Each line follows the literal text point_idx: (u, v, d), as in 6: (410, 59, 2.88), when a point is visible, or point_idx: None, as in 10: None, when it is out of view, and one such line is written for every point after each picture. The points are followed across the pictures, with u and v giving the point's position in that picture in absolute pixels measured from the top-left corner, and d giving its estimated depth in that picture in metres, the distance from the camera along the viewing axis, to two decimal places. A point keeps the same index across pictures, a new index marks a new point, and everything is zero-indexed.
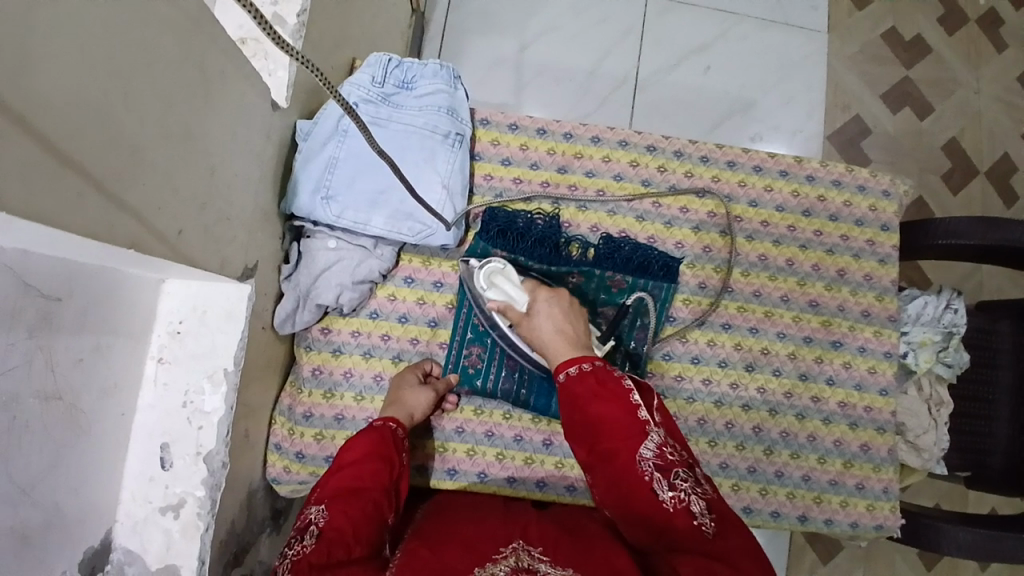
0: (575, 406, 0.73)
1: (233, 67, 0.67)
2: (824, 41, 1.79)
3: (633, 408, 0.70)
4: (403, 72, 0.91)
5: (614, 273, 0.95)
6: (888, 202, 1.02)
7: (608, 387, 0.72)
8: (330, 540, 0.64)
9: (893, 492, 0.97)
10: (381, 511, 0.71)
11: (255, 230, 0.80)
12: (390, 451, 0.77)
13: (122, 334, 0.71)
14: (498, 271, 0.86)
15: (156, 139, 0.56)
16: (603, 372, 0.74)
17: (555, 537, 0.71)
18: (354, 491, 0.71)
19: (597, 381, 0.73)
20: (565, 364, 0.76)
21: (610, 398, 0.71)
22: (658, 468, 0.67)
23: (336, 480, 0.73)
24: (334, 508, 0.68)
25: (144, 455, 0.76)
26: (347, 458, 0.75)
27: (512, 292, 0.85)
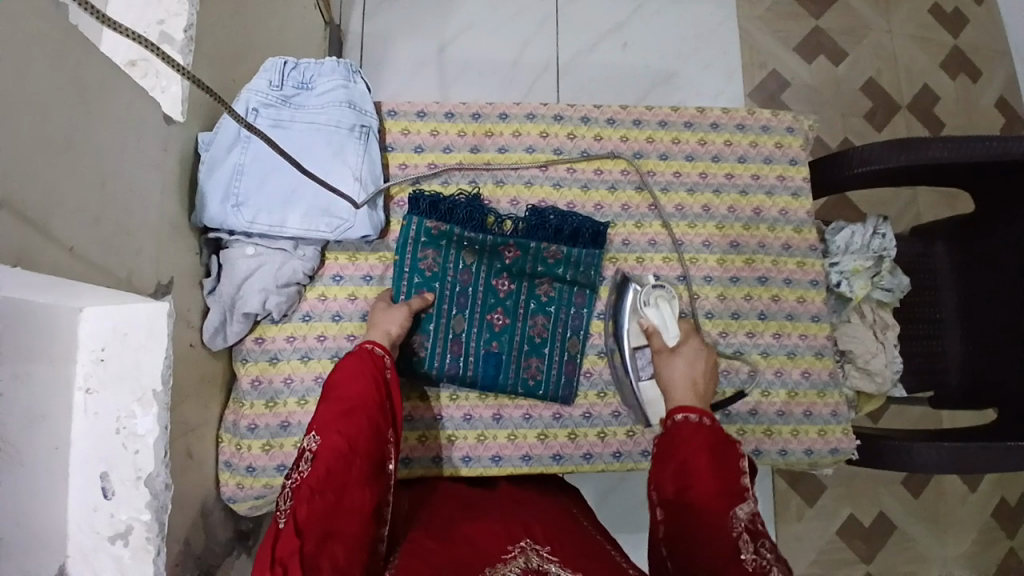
0: (677, 442, 0.78)
1: (112, 79, 0.67)
2: (732, 3, 1.85)
3: (738, 474, 0.73)
4: (300, 73, 0.91)
5: (550, 244, 0.97)
6: (793, 137, 1.05)
7: (721, 451, 0.75)
8: (328, 463, 0.70)
9: (841, 414, 1.00)
10: (375, 427, 0.75)
11: (166, 244, 0.80)
12: (372, 369, 0.80)
13: (39, 362, 0.70)
14: (666, 297, 0.94)
15: (33, 149, 0.56)
16: (718, 432, 0.78)
17: (560, 535, 0.75)
18: (347, 411, 0.75)
19: (707, 438, 0.77)
20: (684, 409, 0.81)
21: (710, 457, 0.74)
22: (748, 531, 0.67)
23: (328, 403, 0.76)
24: (327, 431, 0.73)
25: (85, 484, 0.75)
26: (339, 379, 0.78)
27: (670, 321, 0.92)
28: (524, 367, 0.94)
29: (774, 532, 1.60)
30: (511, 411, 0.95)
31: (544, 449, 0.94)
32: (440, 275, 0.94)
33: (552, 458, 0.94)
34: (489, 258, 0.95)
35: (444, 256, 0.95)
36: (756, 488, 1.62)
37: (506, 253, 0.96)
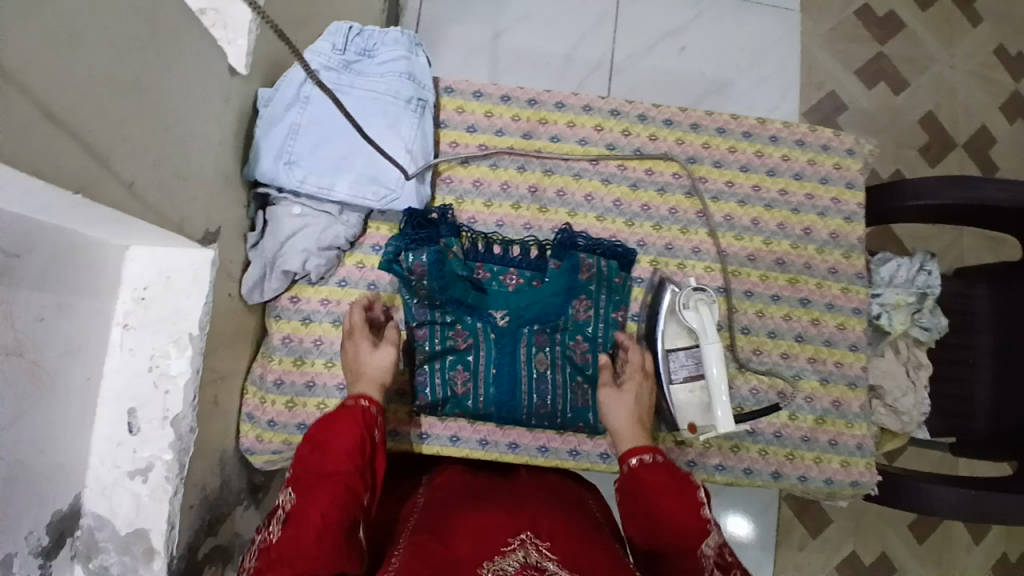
0: (643, 488, 0.74)
1: (186, 24, 0.67)
2: (797, 19, 1.81)
3: (696, 503, 0.71)
4: (364, 40, 0.91)
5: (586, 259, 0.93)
6: (852, 160, 1.03)
7: (677, 488, 0.73)
8: (293, 531, 0.65)
9: (867, 447, 0.98)
10: (352, 491, 0.70)
11: (218, 193, 0.80)
12: (362, 430, 0.74)
13: (85, 295, 0.72)
14: (706, 300, 0.89)
15: (105, 85, 0.56)
16: (674, 475, 0.74)
17: (563, 529, 0.72)
18: (324, 475, 0.70)
19: (661, 477, 0.74)
20: (635, 451, 0.78)
21: (679, 496, 0.72)
22: (719, 566, 0.67)
23: (306, 463, 0.72)
24: (303, 494, 0.68)
25: (112, 418, 0.77)
26: (314, 441, 0.73)
27: (709, 326, 0.87)
28: (572, 395, 0.91)
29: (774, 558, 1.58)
30: None
31: (561, 442, 0.93)
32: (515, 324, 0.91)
33: (569, 452, 0.94)
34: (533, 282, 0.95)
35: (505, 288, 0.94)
36: (761, 511, 1.59)
37: (578, 304, 0.92)
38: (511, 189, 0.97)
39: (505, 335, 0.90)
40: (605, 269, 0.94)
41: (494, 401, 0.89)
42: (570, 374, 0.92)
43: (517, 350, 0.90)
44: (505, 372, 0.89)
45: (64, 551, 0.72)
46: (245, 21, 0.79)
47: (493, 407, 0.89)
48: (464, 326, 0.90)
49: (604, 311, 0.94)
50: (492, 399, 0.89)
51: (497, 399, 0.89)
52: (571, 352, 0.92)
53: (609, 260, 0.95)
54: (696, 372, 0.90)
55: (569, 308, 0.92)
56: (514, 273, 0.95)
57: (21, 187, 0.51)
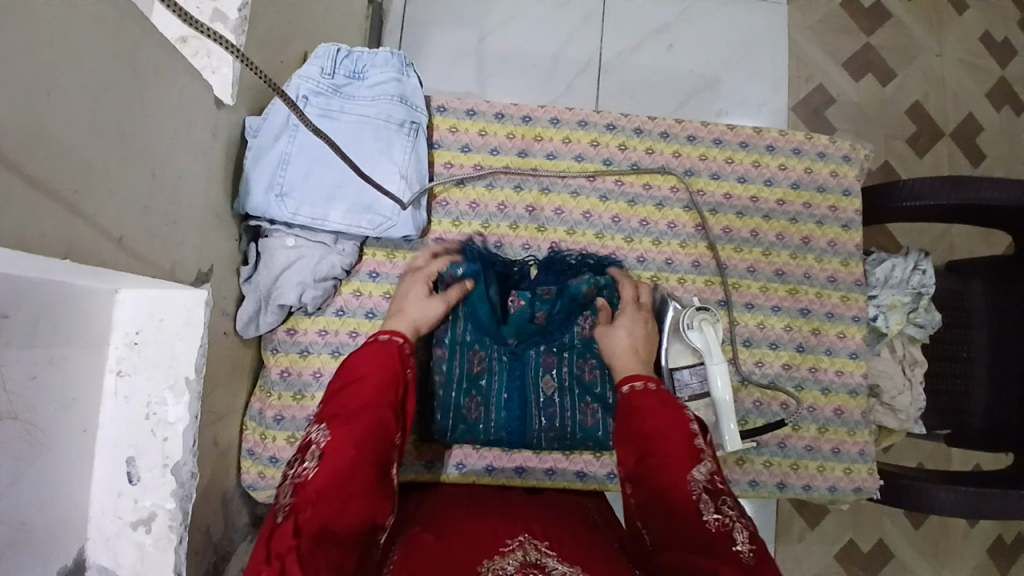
0: (633, 412, 0.75)
1: (168, 63, 0.65)
2: (784, 13, 1.79)
3: (688, 434, 0.71)
4: (353, 62, 0.89)
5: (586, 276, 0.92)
6: (848, 167, 1.02)
7: (673, 413, 0.73)
8: (333, 468, 0.62)
9: (870, 453, 0.98)
10: (386, 427, 0.69)
11: (208, 230, 0.78)
12: (396, 365, 0.75)
13: (77, 345, 0.69)
14: (710, 319, 0.88)
15: (88, 137, 0.53)
16: (669, 403, 0.74)
17: (559, 535, 0.73)
18: (358, 409, 0.68)
19: (657, 403, 0.74)
20: (633, 378, 0.79)
21: (669, 417, 0.72)
22: (707, 491, 0.65)
23: (338, 399, 0.70)
24: (340, 427, 0.66)
25: (111, 468, 0.74)
26: (351, 376, 0.72)
27: (713, 345, 0.87)
28: (581, 415, 0.89)
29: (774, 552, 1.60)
30: None
31: (568, 464, 0.93)
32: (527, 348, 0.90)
33: (577, 474, 0.93)
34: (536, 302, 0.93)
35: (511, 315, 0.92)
36: (761, 507, 1.61)
37: (582, 322, 0.91)
38: (507, 209, 0.96)
39: (517, 359, 0.89)
40: (601, 286, 0.91)
41: (503, 426, 0.88)
42: (579, 394, 0.90)
43: (527, 372, 0.89)
44: (516, 396, 0.88)
45: None
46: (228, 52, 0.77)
47: (504, 433, 0.88)
48: (482, 348, 0.89)
49: None
50: (503, 423, 0.88)
51: (508, 423, 0.88)
52: (578, 370, 0.90)
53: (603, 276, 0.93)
54: (701, 390, 0.89)
55: (573, 326, 0.91)
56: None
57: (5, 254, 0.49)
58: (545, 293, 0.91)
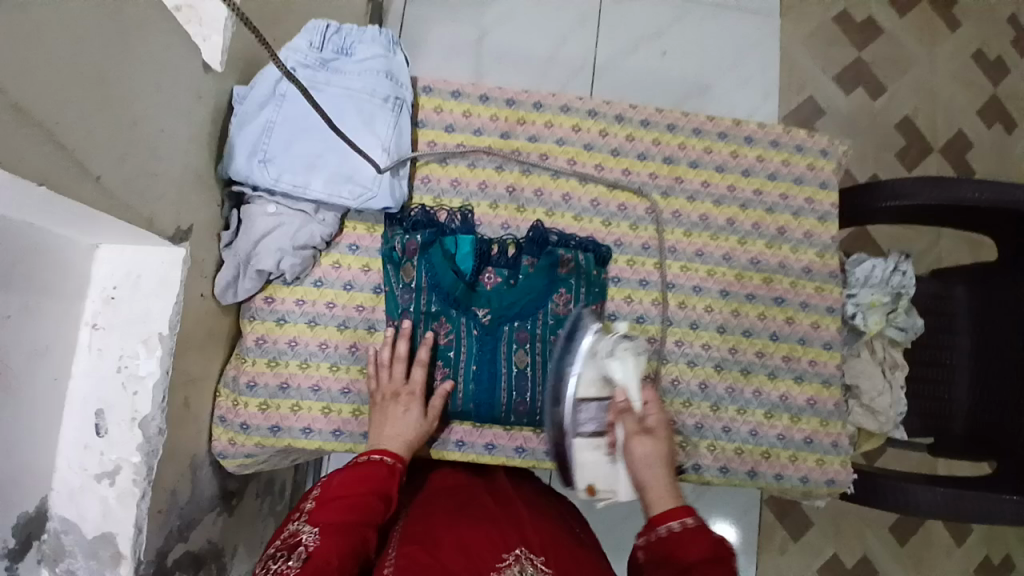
0: (672, 561, 0.62)
1: (155, 18, 0.67)
2: (777, 25, 1.83)
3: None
4: (341, 38, 0.91)
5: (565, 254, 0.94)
6: (826, 161, 1.04)
7: (724, 560, 0.61)
8: (317, 571, 0.61)
9: (842, 445, 0.98)
10: (369, 546, 0.68)
11: (188, 191, 0.79)
12: (387, 490, 0.75)
13: (53, 296, 0.71)
14: (632, 348, 0.82)
15: (69, 76, 0.55)
16: (712, 537, 0.63)
17: (554, 544, 0.73)
18: (347, 525, 0.68)
19: (702, 539, 0.63)
20: (670, 514, 0.66)
21: (722, 568, 0.61)
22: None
23: (326, 509, 0.69)
24: (328, 534, 0.66)
25: (80, 421, 0.76)
26: (338, 490, 0.71)
27: (632, 373, 0.79)
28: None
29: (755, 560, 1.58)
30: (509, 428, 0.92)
31: (539, 442, 0.93)
32: (499, 323, 0.92)
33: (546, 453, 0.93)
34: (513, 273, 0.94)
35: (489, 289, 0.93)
36: (743, 513, 1.60)
37: (558, 298, 0.94)
38: (488, 188, 0.97)
39: (487, 335, 0.92)
40: (582, 263, 0.95)
41: (473, 395, 0.91)
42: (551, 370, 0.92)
43: (498, 347, 0.92)
44: (485, 369, 0.91)
45: (31, 554, 0.71)
46: (220, 19, 0.80)
47: (472, 404, 0.90)
48: (448, 320, 0.92)
49: (583, 305, 0.94)
50: (471, 395, 0.91)
51: (476, 395, 0.91)
52: (551, 347, 0.92)
53: (584, 255, 0.95)
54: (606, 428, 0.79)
55: (548, 301, 0.93)
56: (492, 271, 0.94)
57: None
58: (528, 265, 0.94)
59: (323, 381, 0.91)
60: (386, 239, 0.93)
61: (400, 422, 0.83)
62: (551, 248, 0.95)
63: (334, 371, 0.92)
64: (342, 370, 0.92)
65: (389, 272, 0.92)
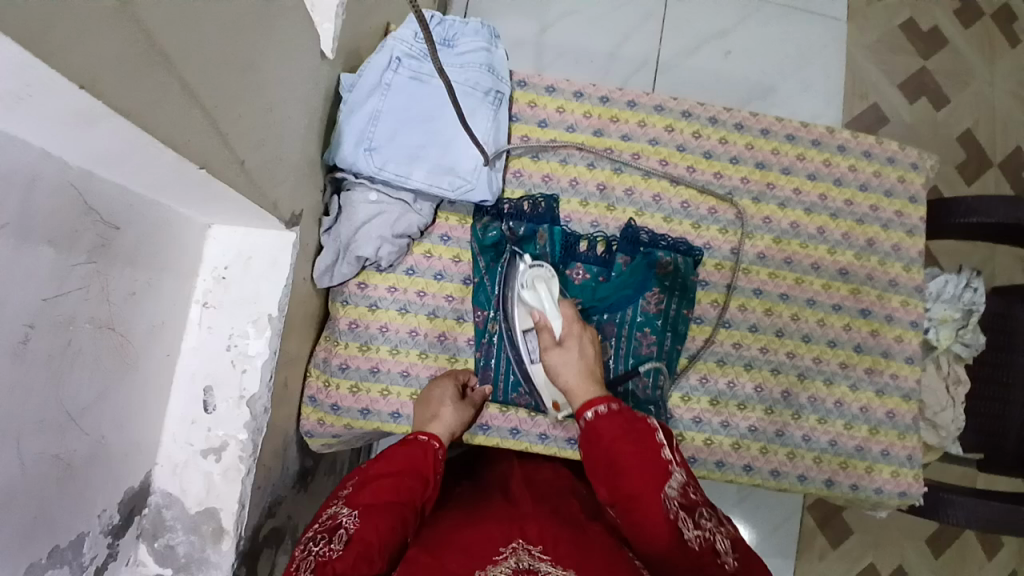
0: (599, 441, 0.72)
1: (294, 5, 0.67)
2: (844, 30, 1.81)
3: (656, 445, 0.70)
4: (445, 30, 0.91)
5: (663, 256, 0.94)
6: (916, 174, 1.04)
7: (635, 431, 0.71)
8: (357, 552, 0.64)
9: (918, 459, 0.98)
10: (404, 525, 0.70)
11: (302, 175, 0.80)
12: (429, 473, 0.78)
13: (170, 272, 0.73)
14: (544, 278, 0.88)
15: (228, 62, 0.56)
16: (629, 413, 0.74)
17: (558, 533, 0.69)
18: (383, 503, 0.70)
19: (620, 425, 0.72)
20: (591, 403, 0.76)
21: (633, 444, 0.70)
22: (682, 507, 0.65)
23: (369, 488, 0.72)
24: (367, 519, 0.68)
25: (188, 397, 0.78)
26: (379, 472, 0.74)
27: (545, 301, 0.87)
28: (632, 388, 0.92)
29: (795, 565, 1.59)
30: None
31: None
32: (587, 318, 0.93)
33: None
34: (602, 268, 0.95)
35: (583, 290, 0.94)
36: (784, 517, 1.60)
37: (649, 297, 0.93)
38: (579, 185, 0.98)
39: None
40: (681, 266, 0.95)
41: None
42: (633, 367, 0.93)
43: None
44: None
45: (132, 530, 0.73)
46: (332, 5, 0.79)
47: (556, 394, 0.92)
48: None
49: (674, 309, 0.94)
50: None
51: None
52: (636, 345, 0.93)
53: (683, 257, 0.96)
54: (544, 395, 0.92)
55: (638, 299, 0.93)
56: (582, 267, 0.95)
57: (148, 159, 0.53)
58: (622, 263, 0.95)
59: (412, 368, 0.92)
60: (477, 231, 0.94)
61: (452, 413, 0.85)
62: (643, 249, 0.95)
63: (423, 358, 0.92)
64: (431, 359, 0.93)
65: (479, 261, 0.93)
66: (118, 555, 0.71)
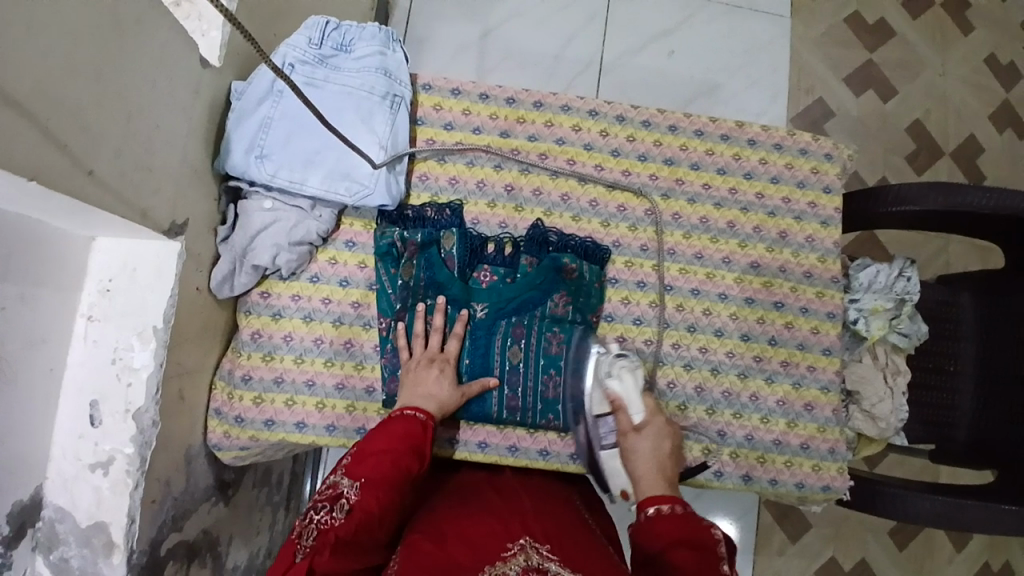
0: (656, 540, 0.72)
1: (153, 14, 0.67)
2: (787, 25, 1.81)
3: (716, 557, 0.69)
4: (340, 35, 0.91)
5: (568, 260, 0.94)
6: (830, 165, 1.03)
7: (697, 533, 0.71)
8: (358, 522, 0.67)
9: (839, 452, 0.97)
10: (405, 498, 0.73)
11: (186, 185, 0.79)
12: (422, 442, 0.78)
13: (48, 288, 0.72)
14: (631, 367, 0.88)
15: (62, 73, 0.56)
16: (694, 517, 0.73)
17: (558, 532, 0.70)
18: (382, 478, 0.72)
19: (686, 526, 0.72)
20: (656, 500, 0.76)
21: (693, 543, 0.70)
22: None
23: (367, 460, 0.74)
24: (367, 490, 0.70)
25: (75, 411, 0.77)
26: (375, 445, 0.75)
27: (633, 395, 0.86)
28: (543, 389, 0.92)
29: (752, 562, 1.57)
30: (498, 439, 0.93)
31: (532, 442, 0.93)
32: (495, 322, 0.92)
33: (539, 453, 0.93)
34: (508, 268, 0.94)
35: (491, 291, 0.93)
36: (740, 516, 1.58)
37: (557, 299, 0.93)
38: (486, 186, 0.97)
39: (481, 328, 0.92)
40: (586, 273, 0.95)
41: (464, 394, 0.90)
42: (543, 367, 0.92)
43: (493, 342, 0.92)
44: (479, 363, 0.91)
45: (25, 542, 0.71)
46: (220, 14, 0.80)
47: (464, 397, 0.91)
48: (443, 313, 0.91)
49: (581, 309, 0.94)
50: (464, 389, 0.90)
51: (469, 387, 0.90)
52: (545, 345, 0.92)
53: (585, 261, 0.96)
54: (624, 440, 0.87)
55: (546, 301, 0.93)
56: (488, 270, 0.94)
57: None
58: (528, 265, 0.94)
59: (317, 377, 0.91)
60: (380, 235, 0.93)
61: (433, 380, 0.86)
62: (551, 251, 0.95)
63: (329, 366, 0.92)
64: (336, 366, 0.92)
65: (381, 269, 0.92)
66: (13, 566, 0.69)
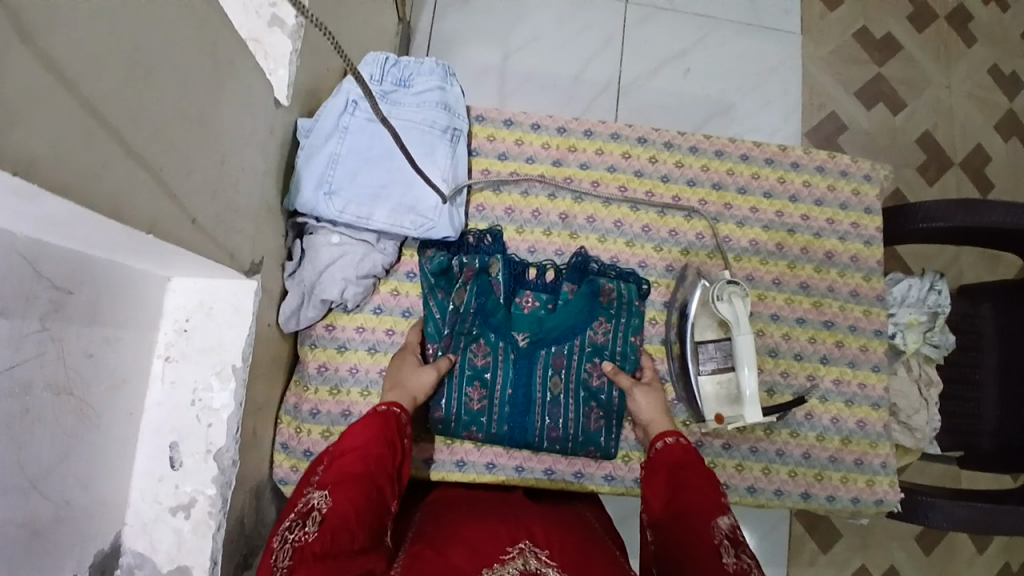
0: (664, 464, 0.81)
1: (242, 61, 0.69)
2: (798, 43, 1.86)
3: (716, 488, 0.76)
4: (400, 71, 0.93)
5: (606, 283, 0.96)
6: (870, 186, 1.06)
7: (702, 466, 0.79)
8: (332, 529, 0.65)
9: (891, 466, 1.00)
10: (384, 493, 0.72)
11: (261, 225, 0.80)
12: (392, 438, 0.77)
13: (130, 329, 0.72)
14: (740, 293, 0.90)
15: (173, 122, 0.57)
16: (698, 455, 0.82)
17: (561, 541, 0.73)
18: (354, 476, 0.71)
19: (693, 458, 0.80)
20: (663, 433, 0.85)
21: (698, 472, 0.78)
22: (729, 539, 0.70)
23: (339, 463, 0.73)
24: (337, 493, 0.69)
25: (153, 453, 0.76)
26: (350, 444, 0.75)
27: (742, 317, 0.88)
28: (584, 419, 0.93)
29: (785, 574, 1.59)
30: (563, 465, 0.94)
31: (597, 467, 0.94)
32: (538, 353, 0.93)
33: (604, 477, 0.94)
34: (548, 295, 0.96)
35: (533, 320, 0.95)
36: (771, 528, 1.60)
37: (597, 326, 0.95)
38: (541, 216, 0.99)
39: (523, 357, 0.92)
40: (624, 292, 0.97)
41: (506, 426, 0.91)
42: (583, 398, 0.94)
43: (533, 371, 0.92)
44: (523, 394, 0.92)
45: None
46: (287, 52, 0.80)
47: (507, 427, 0.91)
48: (486, 342, 0.92)
49: (624, 333, 0.96)
50: (506, 419, 0.91)
51: (511, 417, 0.91)
52: (585, 376, 0.94)
53: (625, 283, 0.97)
54: (725, 364, 0.92)
55: (587, 329, 0.95)
56: (531, 295, 0.96)
57: (96, 228, 0.53)
58: (567, 291, 0.96)
59: None
60: (433, 261, 0.94)
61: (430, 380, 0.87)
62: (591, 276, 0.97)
63: None
64: None
65: (437, 292, 0.93)
66: None
